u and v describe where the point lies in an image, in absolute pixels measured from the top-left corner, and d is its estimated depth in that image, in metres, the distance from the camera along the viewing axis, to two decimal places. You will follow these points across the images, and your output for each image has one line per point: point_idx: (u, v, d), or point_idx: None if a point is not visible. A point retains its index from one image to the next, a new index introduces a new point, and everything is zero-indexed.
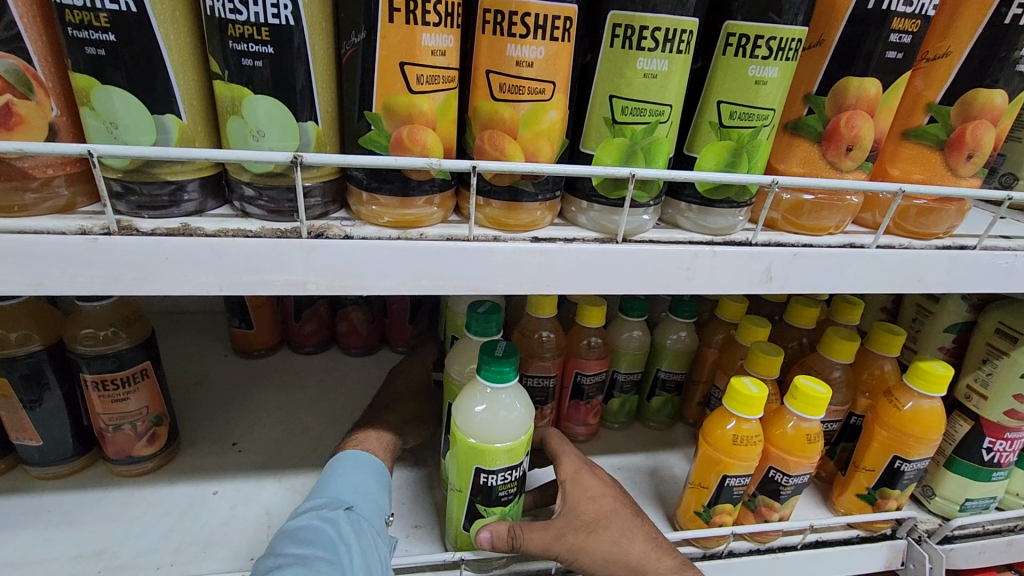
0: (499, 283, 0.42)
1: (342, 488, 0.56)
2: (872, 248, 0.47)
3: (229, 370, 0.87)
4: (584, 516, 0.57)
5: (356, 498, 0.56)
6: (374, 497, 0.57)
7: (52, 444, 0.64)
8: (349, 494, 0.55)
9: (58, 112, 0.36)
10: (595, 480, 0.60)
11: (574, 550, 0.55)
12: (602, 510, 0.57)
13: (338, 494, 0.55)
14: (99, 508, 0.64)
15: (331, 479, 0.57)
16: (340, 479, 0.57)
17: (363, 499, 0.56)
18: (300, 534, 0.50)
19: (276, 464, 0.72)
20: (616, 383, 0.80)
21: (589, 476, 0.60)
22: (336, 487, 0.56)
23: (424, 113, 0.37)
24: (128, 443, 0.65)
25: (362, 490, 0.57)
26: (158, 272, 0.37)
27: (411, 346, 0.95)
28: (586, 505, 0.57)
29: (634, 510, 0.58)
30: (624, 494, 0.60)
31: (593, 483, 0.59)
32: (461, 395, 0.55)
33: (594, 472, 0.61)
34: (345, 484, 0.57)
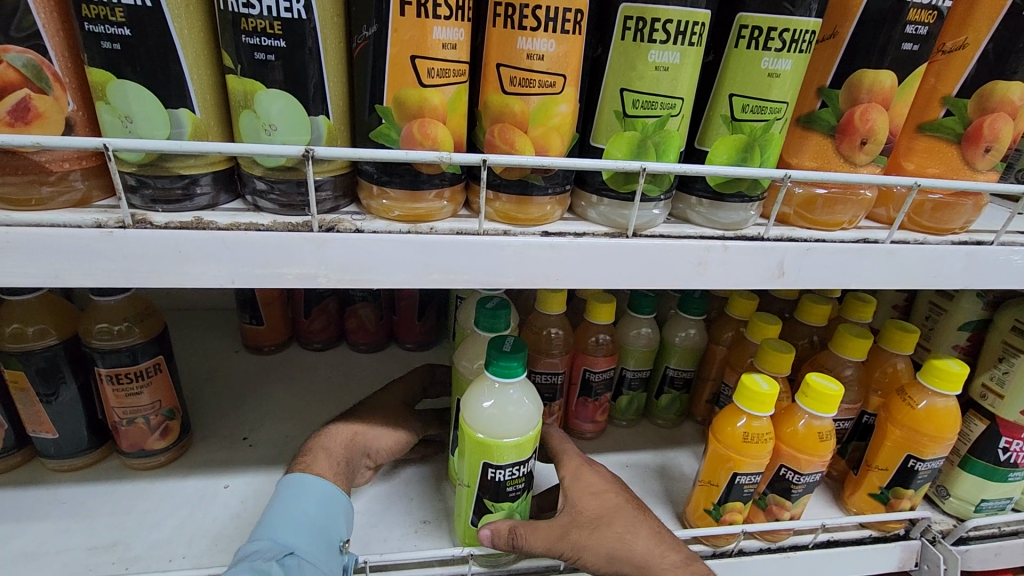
0: (509, 277, 0.41)
1: (284, 525, 0.53)
2: (886, 244, 0.47)
3: (240, 365, 0.88)
4: (588, 514, 0.57)
5: (300, 534, 0.53)
6: (320, 530, 0.54)
7: (67, 436, 0.65)
8: (291, 533, 0.53)
9: (74, 107, 0.36)
10: (598, 479, 0.60)
11: (579, 547, 0.55)
12: (605, 507, 0.57)
13: (277, 534, 0.52)
14: (112, 500, 0.64)
15: (276, 512, 0.54)
16: (283, 516, 0.54)
17: (309, 534, 0.53)
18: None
19: (286, 459, 0.73)
20: (624, 380, 0.80)
21: (591, 473, 0.60)
22: (278, 525, 0.53)
23: (434, 106, 0.37)
24: (141, 437, 0.66)
25: (310, 522, 0.54)
26: (171, 264, 0.37)
27: (420, 343, 0.95)
28: (589, 501, 0.57)
29: (638, 506, 0.58)
30: (629, 491, 0.60)
31: (595, 480, 0.60)
32: (470, 391, 0.55)
33: (596, 468, 0.61)
34: (289, 520, 0.54)
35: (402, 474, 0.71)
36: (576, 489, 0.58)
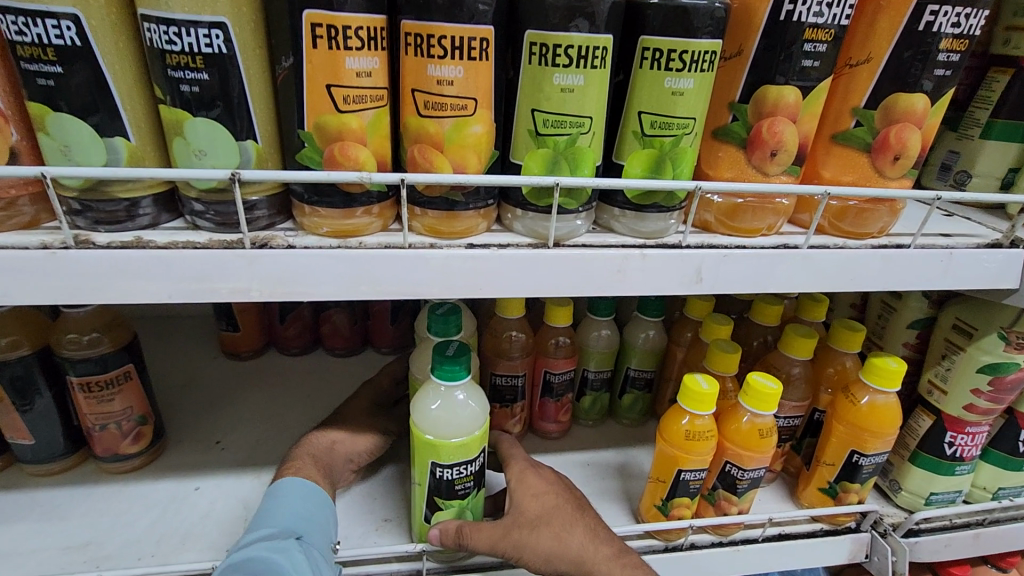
0: (434, 287, 0.44)
1: (288, 512, 0.57)
2: (803, 249, 0.49)
3: (219, 372, 0.91)
4: (528, 515, 0.59)
5: (303, 522, 0.57)
6: (319, 522, 0.58)
7: (44, 442, 0.68)
8: (297, 520, 0.56)
9: (18, 137, 0.39)
10: (540, 484, 0.62)
11: (519, 547, 0.57)
12: (544, 508, 0.60)
13: (285, 521, 0.56)
14: (87, 502, 0.67)
15: (279, 505, 0.58)
16: (287, 505, 0.58)
17: (312, 525, 0.57)
18: (254, 565, 0.51)
19: (257, 461, 0.76)
20: (586, 381, 0.82)
21: (534, 476, 0.62)
22: (283, 512, 0.57)
23: (353, 130, 0.40)
24: (114, 442, 0.69)
25: (311, 515, 0.58)
26: (112, 282, 0.40)
27: (395, 347, 0.98)
28: (530, 503, 0.60)
29: (575, 506, 0.60)
30: (571, 491, 0.63)
31: (536, 482, 0.62)
32: (418, 394, 0.57)
33: (538, 471, 0.64)
34: (292, 510, 0.57)
35: (366, 475, 0.74)
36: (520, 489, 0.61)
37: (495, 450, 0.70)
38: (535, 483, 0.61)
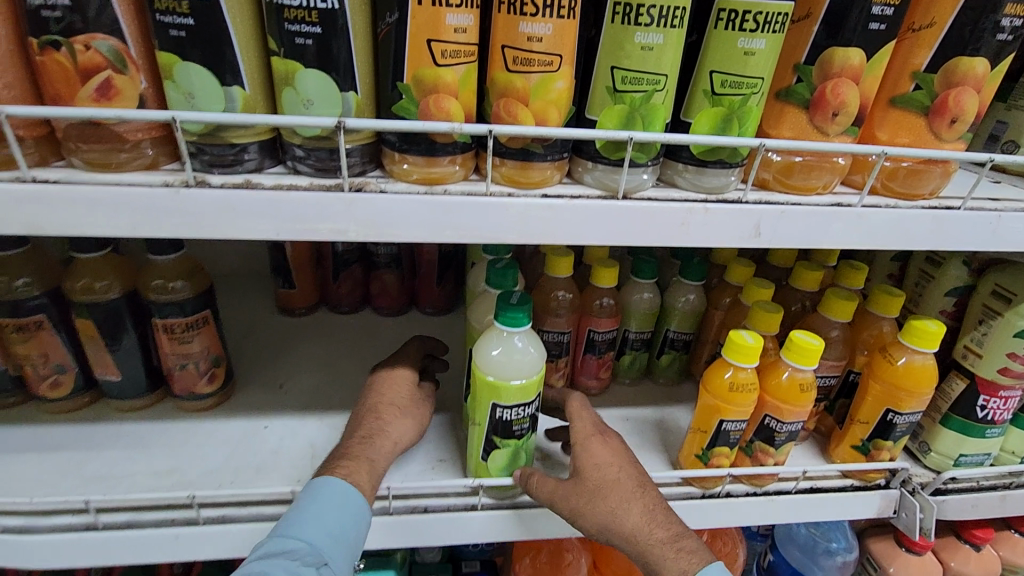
0: (513, 233, 0.48)
1: (321, 528, 0.54)
2: (857, 207, 0.51)
3: (276, 325, 0.96)
4: (588, 483, 0.63)
5: (333, 543, 0.55)
6: (349, 541, 0.56)
7: (129, 379, 0.74)
8: (327, 540, 0.54)
9: (146, 85, 0.43)
10: (611, 455, 0.65)
11: (576, 512, 0.62)
12: (604, 479, 0.63)
13: (315, 540, 0.54)
14: (168, 435, 0.73)
15: (315, 515, 0.55)
16: (323, 518, 0.55)
17: (340, 545, 0.55)
18: None
19: (318, 405, 0.81)
20: (627, 341, 0.86)
21: (597, 444, 0.65)
22: (318, 526, 0.54)
23: (447, 83, 0.43)
24: (192, 381, 0.75)
25: (343, 531, 0.56)
26: (227, 218, 0.44)
27: (439, 307, 1.02)
28: (590, 472, 0.63)
29: (636, 482, 0.63)
30: (633, 464, 0.65)
31: (600, 452, 0.65)
32: (480, 340, 0.61)
33: (605, 440, 0.67)
34: (327, 526, 0.55)
35: None
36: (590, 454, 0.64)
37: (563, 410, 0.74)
38: (603, 453, 0.64)
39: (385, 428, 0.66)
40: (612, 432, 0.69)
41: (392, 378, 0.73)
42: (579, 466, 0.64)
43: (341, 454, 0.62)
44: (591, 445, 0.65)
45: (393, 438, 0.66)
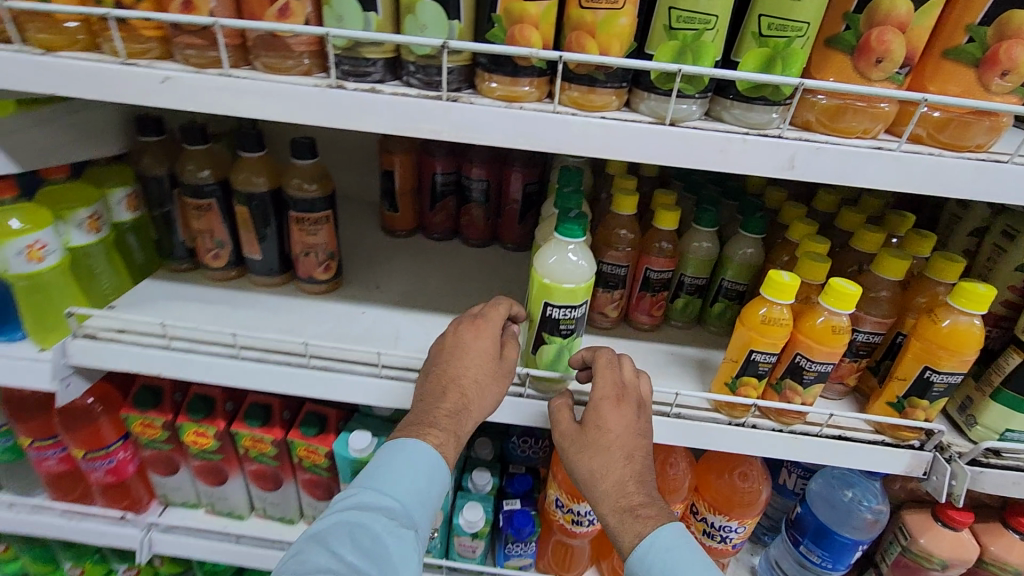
0: (573, 145, 0.57)
1: (411, 496, 0.68)
2: (895, 151, 0.55)
3: (380, 241, 1.14)
4: (586, 438, 0.70)
5: (419, 509, 0.68)
6: (428, 510, 0.70)
7: (267, 260, 0.93)
8: (416, 508, 0.68)
9: (310, 9, 0.58)
10: (621, 421, 0.70)
11: (566, 454, 0.72)
12: (599, 437, 0.70)
13: (406, 504, 0.67)
14: (290, 307, 0.92)
15: (409, 483, 0.68)
16: (413, 485, 0.68)
17: (423, 510, 0.69)
18: (369, 534, 0.64)
19: (405, 304, 0.97)
20: (682, 285, 0.93)
21: (609, 410, 0.70)
22: (408, 493, 0.68)
23: (532, 16, 0.54)
24: (312, 268, 0.93)
25: (426, 501, 0.69)
26: (356, 113, 0.58)
27: (518, 244, 1.14)
28: (590, 427, 0.70)
29: (623, 454, 0.69)
30: (636, 437, 0.70)
31: (606, 415, 0.70)
32: (542, 249, 0.72)
33: (620, 405, 0.70)
34: (416, 494, 0.68)
35: None
36: (597, 419, 0.70)
37: (590, 362, 0.74)
38: (611, 419, 0.69)
39: (469, 405, 0.70)
40: (632, 394, 0.72)
41: (478, 346, 0.72)
42: (587, 424, 0.71)
43: (429, 421, 0.70)
44: (603, 409, 0.70)
45: (477, 414, 0.71)
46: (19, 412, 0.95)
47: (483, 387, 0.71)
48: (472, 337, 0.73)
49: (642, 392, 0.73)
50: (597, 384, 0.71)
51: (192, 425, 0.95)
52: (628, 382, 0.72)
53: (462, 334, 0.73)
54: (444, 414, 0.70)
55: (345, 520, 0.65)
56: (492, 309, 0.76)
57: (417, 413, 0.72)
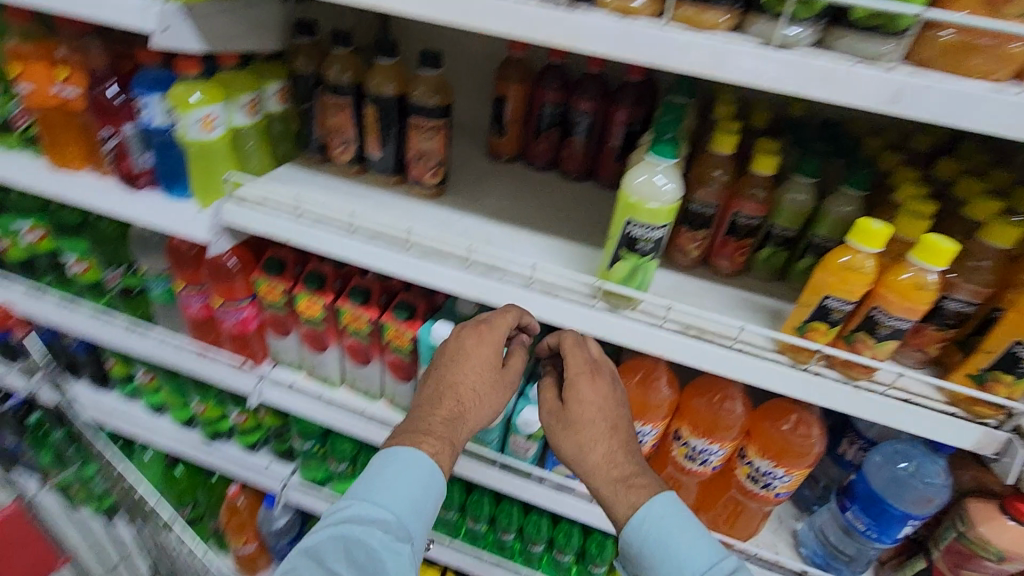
0: (675, 62, 0.61)
1: (405, 512, 0.79)
2: (1016, 95, 0.53)
3: (484, 163, 1.22)
4: (572, 414, 0.83)
5: (412, 523, 0.79)
6: (426, 517, 0.81)
7: (384, 160, 1.05)
8: (408, 518, 0.79)
9: None
10: (593, 394, 0.83)
11: (557, 438, 0.85)
12: (586, 415, 0.83)
13: (400, 520, 0.78)
14: (398, 204, 1.03)
15: (404, 491, 0.79)
16: (409, 493, 0.79)
17: (417, 517, 0.80)
18: (360, 557, 0.75)
19: (498, 217, 1.05)
20: (769, 235, 0.92)
21: (588, 381, 0.83)
22: (402, 506, 0.79)
23: None
24: (422, 172, 1.03)
25: (421, 509, 0.80)
26: (480, 17, 0.65)
27: (612, 183, 1.18)
28: (582, 399, 0.82)
29: (607, 423, 0.82)
30: (615, 412, 0.83)
31: (585, 388, 0.83)
32: (632, 169, 0.76)
33: (594, 379, 0.84)
34: (408, 514, 0.79)
35: (571, 243, 0.98)
36: (570, 395, 0.83)
37: (557, 345, 0.88)
38: (587, 390, 0.83)
39: (465, 412, 0.85)
40: (604, 368, 0.85)
41: (477, 354, 0.85)
42: (568, 403, 0.84)
43: (425, 430, 0.83)
44: (573, 386, 0.83)
45: (471, 421, 0.85)
46: (179, 261, 1.16)
47: (478, 394, 0.85)
48: (473, 345, 0.85)
49: (612, 367, 0.87)
50: (568, 365, 0.85)
51: (306, 296, 1.10)
52: (594, 360, 0.86)
53: (466, 334, 0.86)
54: (441, 421, 0.84)
55: (343, 528, 0.77)
56: (493, 319, 0.85)
57: (417, 421, 0.85)
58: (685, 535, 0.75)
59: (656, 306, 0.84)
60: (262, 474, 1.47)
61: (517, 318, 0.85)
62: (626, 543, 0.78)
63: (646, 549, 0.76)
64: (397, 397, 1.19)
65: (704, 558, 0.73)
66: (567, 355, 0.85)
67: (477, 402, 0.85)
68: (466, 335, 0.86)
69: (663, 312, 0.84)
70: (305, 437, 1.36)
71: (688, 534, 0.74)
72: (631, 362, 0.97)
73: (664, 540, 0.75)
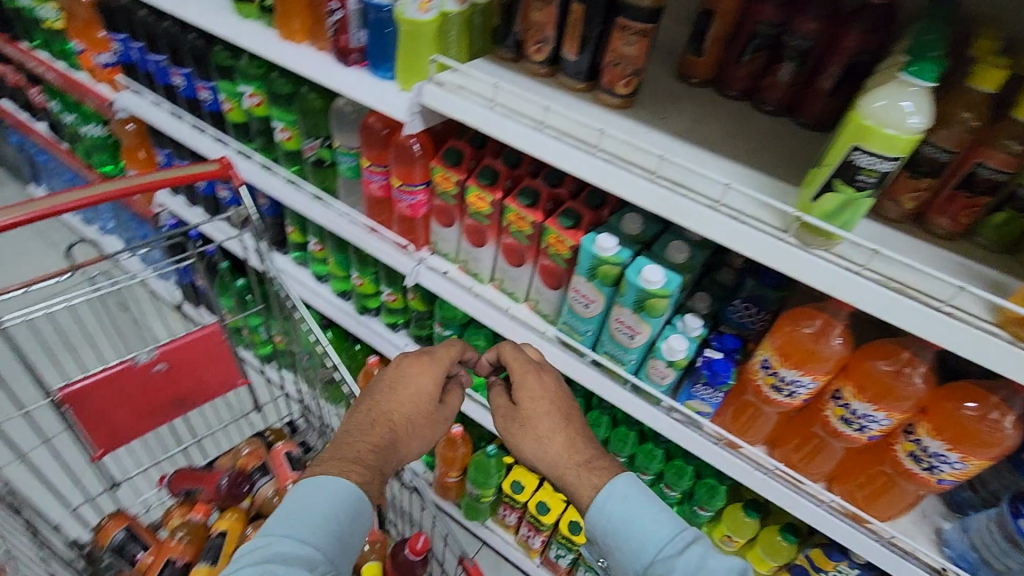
0: None
1: (325, 545, 0.81)
2: None
3: (673, 84, 1.17)
4: (526, 412, 1.02)
5: (330, 555, 0.81)
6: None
7: (578, 63, 1.03)
8: (329, 554, 0.81)
9: None
10: (537, 387, 1.03)
11: (517, 438, 1.03)
12: (545, 424, 1.00)
13: (322, 551, 0.80)
14: (585, 110, 1.02)
15: (325, 533, 0.81)
16: (329, 532, 0.81)
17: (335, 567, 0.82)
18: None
19: (686, 137, 1.00)
20: (1012, 196, 0.79)
21: (534, 378, 1.03)
22: (325, 541, 0.81)
23: None
24: (615, 79, 1.00)
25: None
26: None
27: (814, 122, 1.07)
28: (533, 442, 1.01)
29: (559, 413, 1.01)
30: (562, 406, 1.02)
31: (534, 385, 1.03)
32: (871, 92, 0.69)
33: (540, 374, 1.04)
34: (329, 554, 0.81)
35: (766, 175, 0.92)
36: (521, 394, 1.02)
37: (497, 359, 1.08)
38: (536, 385, 1.03)
39: (395, 439, 0.95)
40: (545, 367, 1.06)
41: (417, 381, 1.00)
42: (518, 403, 1.04)
43: (355, 460, 0.89)
44: (524, 379, 1.03)
45: (401, 446, 0.96)
46: (369, 140, 1.25)
47: (410, 420, 0.98)
48: (415, 372, 1.00)
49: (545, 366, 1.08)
50: (514, 367, 1.05)
51: (477, 189, 1.16)
52: (534, 362, 1.07)
53: (400, 384, 0.99)
54: (370, 446, 0.92)
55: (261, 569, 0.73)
56: (435, 351, 1.04)
57: (341, 452, 0.91)
58: (648, 513, 0.88)
59: (858, 251, 0.77)
60: (401, 351, 1.62)
61: (455, 354, 1.05)
62: (593, 524, 0.91)
63: (614, 525, 0.89)
64: (541, 302, 1.23)
65: (666, 532, 0.86)
66: (497, 356, 1.07)
67: (419, 404, 0.99)
68: (406, 378, 0.99)
69: (864, 260, 0.77)
70: (446, 325, 1.46)
71: (650, 512, 0.88)
72: (804, 308, 0.92)
73: (629, 518, 0.88)
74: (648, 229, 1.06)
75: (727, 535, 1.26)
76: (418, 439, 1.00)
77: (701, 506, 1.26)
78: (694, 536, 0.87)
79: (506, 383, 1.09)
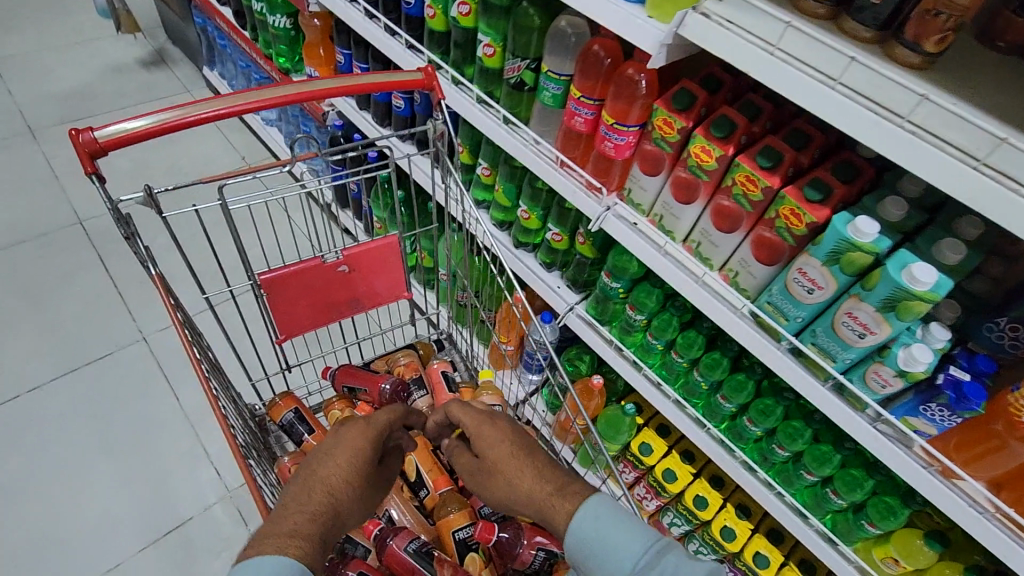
0: None
1: None
2: None
3: (975, 47, 0.96)
4: (488, 461, 0.93)
5: None
6: None
7: (879, 8, 0.85)
8: None
9: None
10: (496, 433, 0.95)
11: (487, 487, 0.93)
12: (512, 466, 0.90)
13: None
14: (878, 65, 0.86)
15: None
16: None
17: None
18: None
19: (1005, 115, 0.82)
20: None
21: (491, 427, 0.96)
22: None
23: None
24: (926, 33, 0.83)
25: None
26: None
27: None
28: (504, 485, 0.90)
29: (521, 450, 0.92)
30: (524, 446, 0.93)
31: (490, 433, 0.95)
32: None
33: (495, 423, 0.97)
34: None
35: None
36: (479, 444, 0.95)
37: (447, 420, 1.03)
38: (493, 433, 0.95)
39: (335, 504, 0.81)
40: (500, 417, 0.99)
41: (353, 443, 0.90)
42: (478, 453, 0.95)
43: (289, 536, 0.72)
44: (480, 431, 0.96)
45: (343, 514, 0.81)
46: (585, 69, 1.17)
47: (348, 484, 0.85)
48: (351, 434, 0.91)
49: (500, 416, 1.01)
50: (466, 422, 0.99)
51: (704, 141, 1.04)
52: (488, 413, 1.00)
53: (332, 451, 0.88)
54: (306, 517, 0.76)
55: None
56: (374, 414, 0.97)
57: (268, 528, 0.74)
58: (620, 532, 0.76)
59: None
60: (554, 293, 1.59)
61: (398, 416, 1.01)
62: (572, 553, 0.78)
63: (586, 549, 0.77)
64: (742, 275, 1.13)
65: (637, 548, 0.74)
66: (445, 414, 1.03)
67: (358, 467, 0.87)
68: (340, 443, 0.89)
69: None
70: (615, 278, 1.39)
71: (623, 529, 0.76)
72: None
73: (602, 540, 0.76)
74: (910, 218, 0.92)
75: (891, 558, 1.16)
76: (356, 510, 0.85)
77: (870, 521, 1.16)
78: (666, 545, 0.76)
79: (462, 442, 1.02)
